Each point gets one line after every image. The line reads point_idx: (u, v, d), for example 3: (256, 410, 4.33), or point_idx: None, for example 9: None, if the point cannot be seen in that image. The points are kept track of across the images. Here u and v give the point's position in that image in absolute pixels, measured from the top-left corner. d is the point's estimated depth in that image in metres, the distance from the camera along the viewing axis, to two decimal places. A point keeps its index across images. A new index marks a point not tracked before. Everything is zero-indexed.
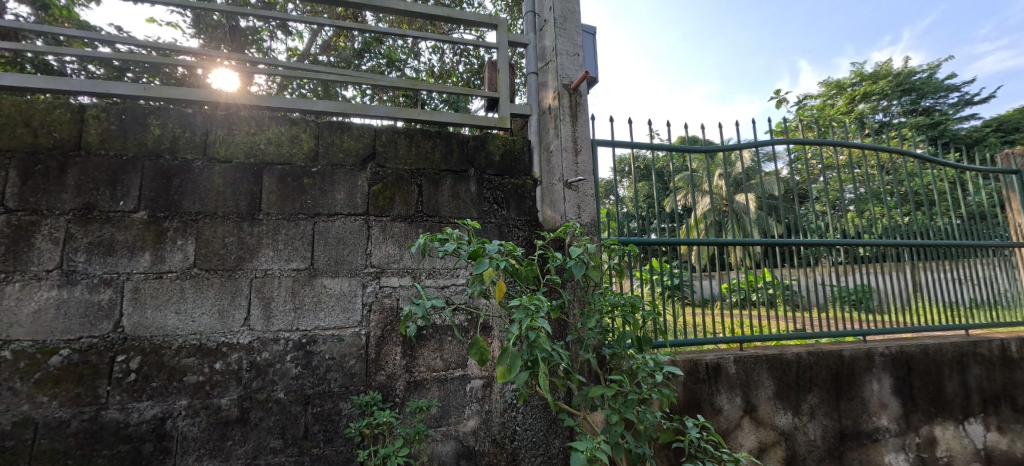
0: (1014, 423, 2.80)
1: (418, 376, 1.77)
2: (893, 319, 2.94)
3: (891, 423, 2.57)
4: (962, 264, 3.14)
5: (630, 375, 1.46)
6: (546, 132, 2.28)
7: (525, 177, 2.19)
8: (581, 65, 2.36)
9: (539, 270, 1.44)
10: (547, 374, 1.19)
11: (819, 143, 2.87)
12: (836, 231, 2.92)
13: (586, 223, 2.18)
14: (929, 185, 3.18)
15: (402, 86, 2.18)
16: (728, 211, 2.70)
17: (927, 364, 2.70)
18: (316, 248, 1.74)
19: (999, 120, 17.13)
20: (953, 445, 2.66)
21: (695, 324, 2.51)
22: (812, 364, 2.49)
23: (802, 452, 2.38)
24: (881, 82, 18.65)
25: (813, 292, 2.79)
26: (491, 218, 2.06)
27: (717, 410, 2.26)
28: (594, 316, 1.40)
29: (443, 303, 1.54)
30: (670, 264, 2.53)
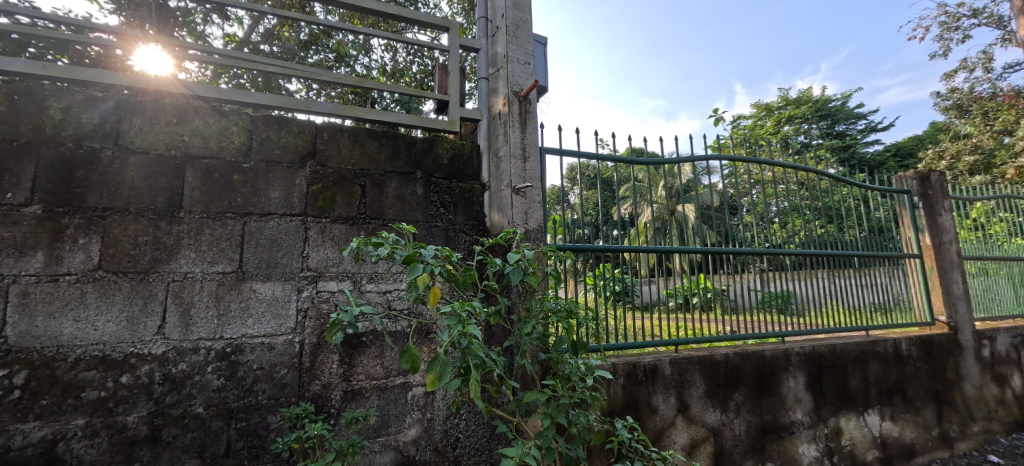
0: (904, 413, 3.16)
1: (356, 385, 1.69)
2: (809, 321, 3.23)
3: (804, 416, 2.82)
4: (865, 272, 3.52)
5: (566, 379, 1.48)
6: (495, 138, 2.28)
7: (473, 182, 2.18)
8: (531, 74, 2.40)
9: (477, 276, 1.42)
10: (478, 380, 1.13)
11: (749, 161, 3.12)
12: (763, 241, 3.16)
13: (533, 229, 2.20)
14: (840, 201, 3.54)
15: (349, 82, 2.10)
16: (669, 220, 2.84)
17: (835, 362, 2.99)
18: (245, 250, 1.62)
19: (897, 145, 19.46)
20: (856, 434, 2.96)
21: (637, 328, 2.61)
22: (738, 364, 2.67)
23: (729, 447, 2.54)
24: (803, 107, 20.58)
25: (742, 297, 3.00)
26: (437, 222, 2.03)
27: (653, 410, 2.36)
28: (531, 322, 1.41)
29: (373, 310, 1.44)
30: (614, 270, 2.62)
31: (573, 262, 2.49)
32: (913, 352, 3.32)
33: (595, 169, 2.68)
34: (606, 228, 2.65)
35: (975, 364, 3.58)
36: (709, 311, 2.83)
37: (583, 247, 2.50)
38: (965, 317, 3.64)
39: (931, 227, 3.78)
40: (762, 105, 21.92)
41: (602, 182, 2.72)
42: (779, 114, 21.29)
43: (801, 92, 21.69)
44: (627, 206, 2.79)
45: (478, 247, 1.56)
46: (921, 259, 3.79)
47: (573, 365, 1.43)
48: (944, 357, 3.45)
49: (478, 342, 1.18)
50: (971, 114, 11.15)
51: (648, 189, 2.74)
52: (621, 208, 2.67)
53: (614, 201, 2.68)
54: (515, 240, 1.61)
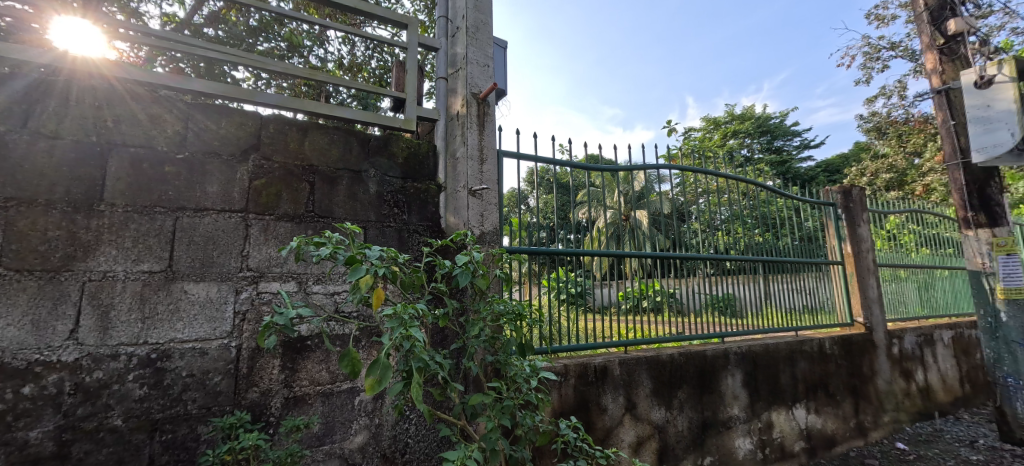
0: (827, 406, 3.45)
1: (299, 391, 1.62)
2: (748, 322, 3.45)
3: (740, 411, 2.99)
4: (797, 277, 3.81)
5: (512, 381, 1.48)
6: (452, 138, 2.27)
7: (429, 182, 2.15)
8: (490, 76, 2.40)
9: (425, 278, 1.40)
10: (420, 383, 1.09)
11: (699, 171, 3.28)
12: (708, 247, 3.34)
13: (488, 231, 2.20)
14: (777, 211, 3.81)
15: (299, 73, 1.99)
16: (625, 224, 2.92)
17: (768, 360, 3.21)
18: (176, 248, 1.51)
19: (825, 162, 21.26)
20: (785, 427, 3.18)
21: (590, 329, 2.67)
22: (682, 363, 2.80)
23: (672, 443, 2.65)
24: (746, 123, 21.99)
25: (689, 299, 3.15)
26: (391, 222, 1.98)
27: (602, 409, 2.42)
28: (479, 324, 1.40)
29: (312, 312, 1.35)
30: (570, 273, 2.67)
31: (530, 265, 2.52)
32: (835, 350, 3.63)
33: (552, 174, 2.72)
34: (563, 231, 2.70)
35: (886, 361, 3.96)
36: (659, 313, 2.94)
37: (540, 250, 2.52)
38: (878, 318, 4.02)
39: (852, 236, 4.16)
40: (710, 119, 23.20)
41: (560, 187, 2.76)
42: (725, 128, 22.62)
43: (744, 109, 23.16)
44: (584, 211, 2.85)
45: (426, 248, 1.53)
46: (844, 266, 4.15)
47: (518, 367, 1.43)
48: (861, 355, 3.80)
49: (422, 345, 1.15)
50: (888, 136, 12.39)
51: (604, 195, 2.81)
52: (577, 213, 2.73)
53: (571, 205, 2.73)
54: (466, 241, 1.60)
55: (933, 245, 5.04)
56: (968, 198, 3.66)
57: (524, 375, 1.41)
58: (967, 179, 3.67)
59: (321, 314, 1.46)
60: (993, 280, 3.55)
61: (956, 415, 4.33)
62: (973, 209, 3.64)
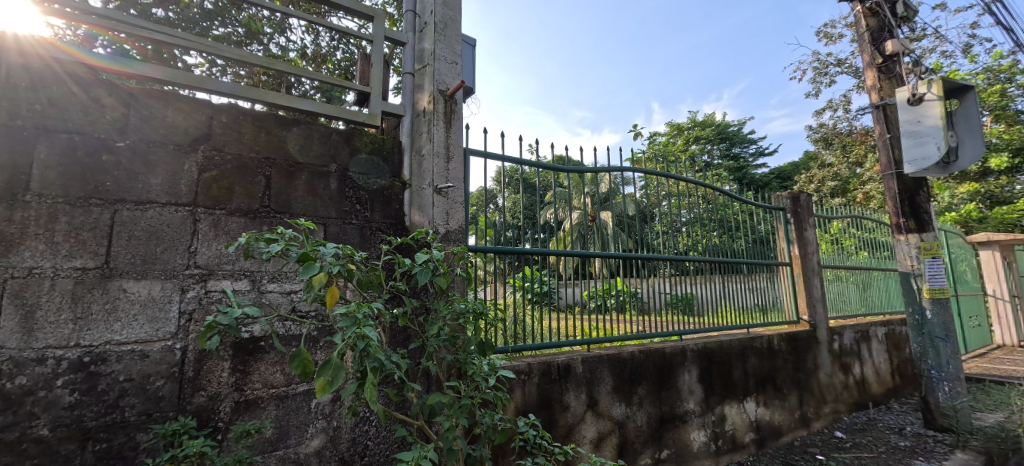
0: (774, 399, 3.64)
1: (251, 395, 1.55)
2: (705, 320, 3.59)
3: (696, 406, 3.12)
4: (750, 277, 4.01)
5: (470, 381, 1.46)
6: (418, 135, 2.23)
7: (392, 179, 2.11)
8: (458, 74, 2.38)
9: (384, 276, 1.36)
10: (374, 384, 1.05)
11: (662, 175, 3.40)
12: (670, 248, 3.45)
13: (453, 230, 2.18)
14: (733, 214, 3.99)
15: (257, 62, 1.90)
16: (592, 226, 2.98)
17: (722, 356, 3.36)
18: (115, 244, 1.40)
19: (778, 169, 22.47)
20: (737, 420, 3.34)
21: (555, 328, 2.70)
22: (642, 360, 2.88)
23: (631, 437, 2.72)
24: (707, 130, 22.89)
25: (652, 298, 3.25)
26: (353, 219, 1.93)
27: (565, 406, 2.45)
28: (438, 324, 1.38)
29: (260, 311, 1.27)
30: (537, 272, 2.69)
31: (497, 264, 2.51)
32: (783, 347, 3.85)
33: (520, 173, 2.73)
34: (531, 231, 2.71)
35: (828, 356, 4.23)
36: (623, 312, 3.02)
37: (508, 250, 2.52)
38: (821, 317, 4.28)
39: (799, 239, 4.42)
40: (674, 125, 23.99)
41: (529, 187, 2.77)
42: (688, 134, 23.46)
43: (705, 116, 24.09)
44: (552, 212, 2.88)
45: (384, 246, 1.50)
46: (792, 267, 4.40)
47: (476, 365, 1.41)
48: (806, 350, 4.04)
49: (377, 344, 1.11)
50: (834, 147, 13.24)
51: (573, 196, 2.85)
52: (545, 213, 2.75)
53: (539, 205, 2.74)
54: (427, 239, 1.57)
55: (871, 249, 5.42)
56: (901, 205, 3.97)
57: (482, 374, 1.39)
58: (900, 188, 3.98)
59: (272, 314, 1.39)
60: (920, 280, 3.86)
61: (888, 405, 4.68)
62: (905, 215, 3.95)
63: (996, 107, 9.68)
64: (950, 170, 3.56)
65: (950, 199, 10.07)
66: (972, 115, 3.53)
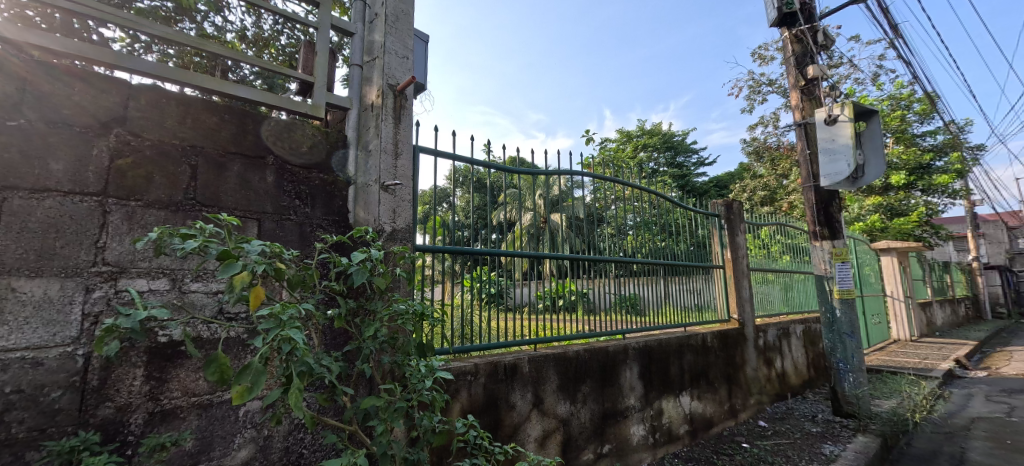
0: (707, 393, 3.88)
1: (168, 405, 1.41)
2: (647, 319, 3.76)
3: (636, 401, 3.25)
4: (689, 278, 4.25)
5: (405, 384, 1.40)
6: (365, 129, 2.15)
7: (336, 174, 2.01)
8: (409, 69, 2.32)
9: (317, 276, 1.29)
10: (299, 389, 0.99)
11: (612, 180, 3.51)
12: (618, 250, 3.58)
13: (400, 228, 2.13)
14: (675, 219, 4.20)
15: (183, 41, 1.73)
16: (545, 227, 3.00)
17: (661, 353, 3.53)
18: (2, 236, 1.23)
19: (716, 178, 23.99)
20: (673, 413, 3.52)
21: (504, 328, 2.72)
22: (587, 359, 2.96)
23: (575, 434, 2.79)
24: (654, 138, 24.00)
25: (599, 299, 3.35)
26: (291, 215, 1.82)
27: (510, 406, 2.46)
28: (374, 325, 1.32)
29: (171, 313, 1.12)
30: (490, 272, 2.68)
31: (449, 264, 2.47)
32: (715, 344, 4.11)
33: (473, 173, 2.71)
34: (484, 231, 2.70)
35: (754, 352, 4.57)
36: (573, 312, 3.09)
37: (460, 249, 2.49)
38: (749, 316, 4.62)
39: (732, 244, 4.74)
40: (623, 132, 24.95)
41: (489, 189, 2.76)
42: (636, 142, 24.47)
43: (652, 125, 25.24)
44: (505, 213, 2.89)
45: (318, 245, 1.43)
46: (725, 270, 4.70)
47: (413, 367, 1.37)
48: (735, 347, 4.34)
49: (306, 347, 1.06)
50: (764, 160, 14.36)
51: (528, 198, 2.88)
52: (500, 213, 2.76)
53: (492, 206, 2.74)
54: (368, 238, 1.52)
55: (793, 253, 5.93)
56: (817, 215, 4.38)
57: (420, 376, 1.36)
58: (816, 199, 4.38)
59: (186, 316, 1.27)
60: (831, 282, 4.27)
61: (804, 395, 5.14)
62: (820, 223, 4.36)
63: (897, 130, 10.92)
64: (858, 184, 3.98)
65: (859, 210, 11.24)
66: (876, 136, 3.96)
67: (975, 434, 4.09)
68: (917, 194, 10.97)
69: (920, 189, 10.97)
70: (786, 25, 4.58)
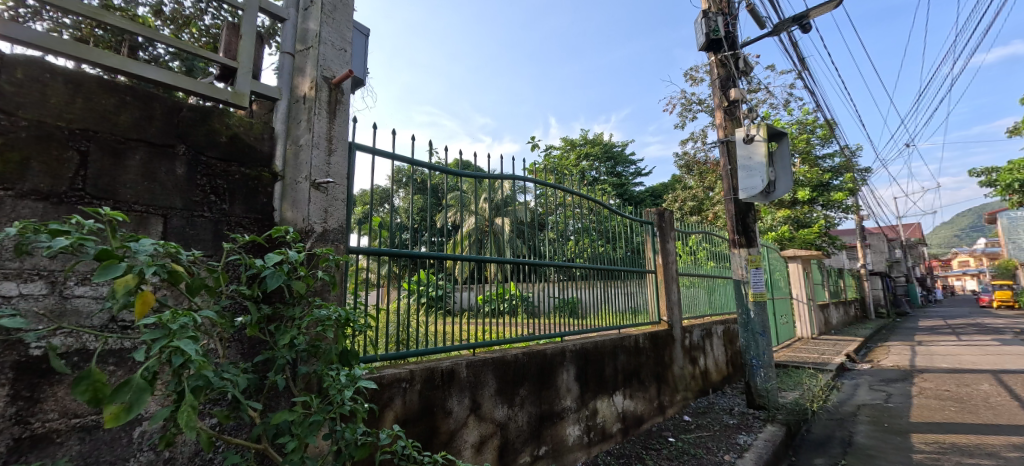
0: (638, 391, 4.06)
1: (41, 429, 1.21)
2: (586, 322, 3.87)
3: (572, 402, 3.32)
4: (624, 283, 4.43)
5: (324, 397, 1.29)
6: (296, 123, 2.01)
7: (260, 169, 1.86)
8: (346, 62, 2.21)
9: (225, 280, 1.17)
10: (193, 406, 0.88)
11: (555, 186, 3.58)
12: (560, 254, 3.64)
13: (332, 229, 2.00)
14: (613, 226, 4.36)
15: (77, 9, 1.51)
16: (488, 231, 2.98)
17: (597, 355, 3.64)
18: None
19: (651, 188, 25.39)
20: (606, 412, 3.63)
21: (445, 333, 2.66)
22: (525, 362, 2.97)
23: (512, 438, 2.78)
24: (595, 148, 24.94)
25: (541, 302, 3.40)
26: (204, 211, 1.65)
27: (447, 412, 2.40)
28: (290, 332, 1.22)
29: (32, 324, 0.95)
30: (433, 276, 2.61)
31: (387, 267, 2.37)
32: (647, 345, 4.31)
33: (415, 173, 2.63)
34: (427, 234, 2.62)
35: (681, 352, 4.86)
36: (515, 316, 3.10)
37: (400, 252, 2.40)
38: (678, 318, 4.90)
39: (663, 250, 5.01)
40: (566, 140, 25.68)
41: (432, 190, 2.69)
42: (578, 151, 25.28)
43: (594, 136, 26.24)
44: (451, 215, 2.83)
45: (226, 245, 1.29)
46: (657, 274, 4.96)
47: (332, 377, 1.26)
48: (664, 347, 4.59)
49: (204, 358, 0.95)
50: (693, 173, 15.42)
51: (472, 201, 2.84)
52: (444, 216, 2.70)
53: (436, 207, 2.67)
54: (289, 238, 1.41)
55: (717, 260, 6.40)
56: (736, 224, 4.76)
57: (339, 386, 1.24)
58: (736, 210, 4.76)
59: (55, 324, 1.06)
60: (747, 286, 4.64)
61: (723, 391, 5.54)
62: (738, 232, 4.74)
63: (804, 151, 12.22)
64: (770, 198, 4.38)
65: (771, 221, 12.42)
66: (785, 156, 4.41)
67: (860, 419, 4.64)
68: (818, 208, 12.33)
69: (821, 204, 12.34)
70: (713, 51, 4.96)
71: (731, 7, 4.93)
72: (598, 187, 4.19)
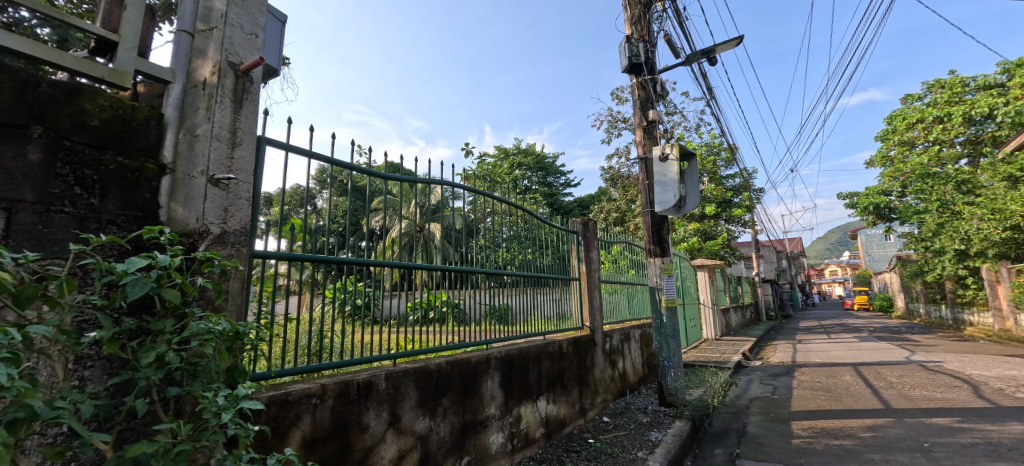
0: (561, 396, 4.15)
1: None
2: (513, 329, 3.88)
3: (496, 410, 3.29)
4: (551, 290, 4.52)
5: (197, 424, 1.12)
6: (192, 110, 1.78)
7: (143, 159, 1.61)
8: (258, 49, 2.01)
9: (74, 288, 0.98)
10: (4, 445, 0.72)
11: (488, 194, 3.58)
12: (491, 262, 3.63)
13: (232, 231, 1.79)
14: (542, 234, 4.45)
15: None
16: (419, 237, 2.88)
17: (522, 361, 3.67)
18: None
19: (579, 199, 26.49)
20: (530, 418, 3.66)
21: (366, 343, 2.50)
22: (449, 371, 2.89)
23: (433, 450, 2.68)
24: (527, 158, 25.52)
25: (470, 309, 3.35)
26: (65, 206, 1.39)
27: (362, 428, 2.25)
28: (158, 349, 1.05)
29: None
30: (357, 283, 2.45)
31: (308, 273, 2.20)
32: (570, 350, 4.43)
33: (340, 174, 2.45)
34: (353, 238, 2.45)
35: (602, 356, 5.07)
36: (443, 324, 3.02)
37: (322, 258, 2.22)
38: (599, 323, 5.10)
39: (587, 258, 5.20)
40: (500, 149, 26.00)
41: (357, 192, 2.53)
42: (511, 160, 25.69)
43: (526, 146, 26.82)
44: (378, 219, 2.70)
45: (76, 246, 1.08)
46: (581, 281, 5.13)
47: (208, 399, 1.10)
48: (586, 351, 4.75)
49: (25, 384, 0.77)
50: (617, 186, 16.36)
51: (401, 205, 2.73)
52: (371, 220, 2.55)
53: (362, 210, 2.53)
54: (163, 240, 1.22)
55: (636, 268, 6.81)
56: (652, 235, 5.09)
57: (214, 409, 1.08)
58: (652, 221, 5.09)
59: None
60: (661, 293, 4.97)
61: (638, 391, 5.87)
62: (654, 242, 5.07)
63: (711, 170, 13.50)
64: (683, 212, 4.74)
65: (683, 233, 13.52)
66: (695, 174, 4.81)
67: (752, 411, 5.17)
68: (722, 222, 13.69)
69: (725, 219, 13.71)
70: (633, 74, 5.27)
71: (651, 36, 5.32)
72: (528, 196, 4.24)
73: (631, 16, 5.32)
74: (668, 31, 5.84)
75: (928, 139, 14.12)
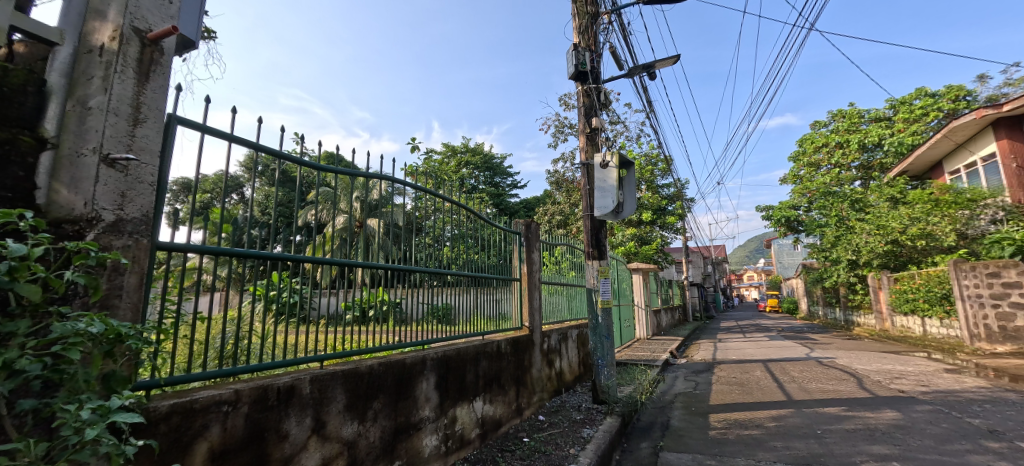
0: (498, 395, 4.14)
1: None
2: (454, 329, 3.82)
3: (430, 412, 3.20)
4: (490, 290, 4.47)
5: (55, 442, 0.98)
6: (83, 79, 1.55)
7: (16, 130, 1.40)
8: (171, 17, 1.79)
9: None
10: None
11: (434, 192, 3.49)
12: (434, 261, 3.54)
13: (131, 218, 1.56)
14: (487, 235, 4.42)
15: None
16: (359, 233, 2.74)
17: (460, 361, 3.62)
18: None
19: (525, 200, 26.82)
20: (466, 419, 3.62)
21: (291, 344, 2.32)
22: (381, 373, 2.77)
23: (361, 456, 2.55)
24: (475, 157, 25.42)
25: (411, 309, 3.25)
26: None
27: (281, 437, 2.08)
28: (8, 354, 0.89)
29: None
30: (287, 280, 2.26)
31: (228, 267, 2.00)
32: (508, 350, 4.44)
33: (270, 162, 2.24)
34: (285, 232, 2.27)
35: (539, 355, 5.13)
36: (381, 324, 2.89)
37: (247, 252, 2.02)
38: (538, 324, 5.16)
39: (529, 259, 5.23)
40: (447, 146, 25.66)
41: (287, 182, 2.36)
42: (458, 158, 25.45)
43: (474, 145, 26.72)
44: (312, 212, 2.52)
45: None
46: (522, 282, 5.15)
47: (69, 412, 0.97)
48: (524, 351, 4.78)
49: None
50: (561, 189, 16.74)
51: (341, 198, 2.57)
52: (307, 213, 2.38)
53: (293, 201, 2.35)
54: (23, 227, 1.04)
55: (575, 269, 6.98)
56: (591, 238, 5.23)
57: (76, 425, 0.95)
58: (591, 225, 5.24)
59: None
60: (597, 294, 5.13)
61: (573, 389, 6.02)
62: (592, 245, 5.22)
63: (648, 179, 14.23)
64: (620, 216, 4.92)
65: (621, 237, 14.12)
66: (632, 182, 5.01)
67: (675, 406, 5.49)
68: (656, 228, 14.47)
69: (659, 225, 14.52)
70: (579, 81, 5.40)
71: (597, 46, 5.49)
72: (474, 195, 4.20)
73: (580, 25, 5.45)
74: (613, 43, 6.06)
75: (830, 161, 15.89)
